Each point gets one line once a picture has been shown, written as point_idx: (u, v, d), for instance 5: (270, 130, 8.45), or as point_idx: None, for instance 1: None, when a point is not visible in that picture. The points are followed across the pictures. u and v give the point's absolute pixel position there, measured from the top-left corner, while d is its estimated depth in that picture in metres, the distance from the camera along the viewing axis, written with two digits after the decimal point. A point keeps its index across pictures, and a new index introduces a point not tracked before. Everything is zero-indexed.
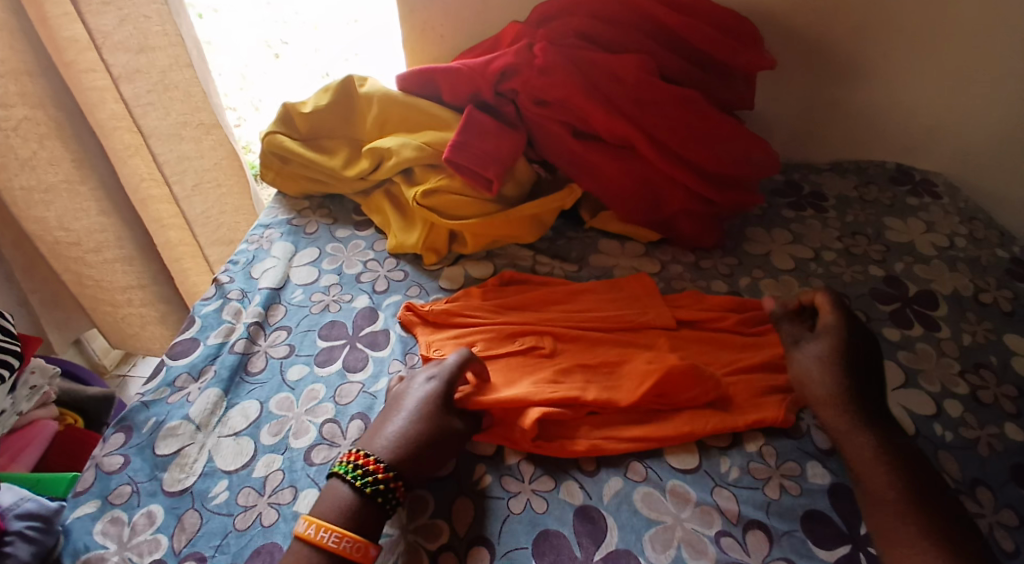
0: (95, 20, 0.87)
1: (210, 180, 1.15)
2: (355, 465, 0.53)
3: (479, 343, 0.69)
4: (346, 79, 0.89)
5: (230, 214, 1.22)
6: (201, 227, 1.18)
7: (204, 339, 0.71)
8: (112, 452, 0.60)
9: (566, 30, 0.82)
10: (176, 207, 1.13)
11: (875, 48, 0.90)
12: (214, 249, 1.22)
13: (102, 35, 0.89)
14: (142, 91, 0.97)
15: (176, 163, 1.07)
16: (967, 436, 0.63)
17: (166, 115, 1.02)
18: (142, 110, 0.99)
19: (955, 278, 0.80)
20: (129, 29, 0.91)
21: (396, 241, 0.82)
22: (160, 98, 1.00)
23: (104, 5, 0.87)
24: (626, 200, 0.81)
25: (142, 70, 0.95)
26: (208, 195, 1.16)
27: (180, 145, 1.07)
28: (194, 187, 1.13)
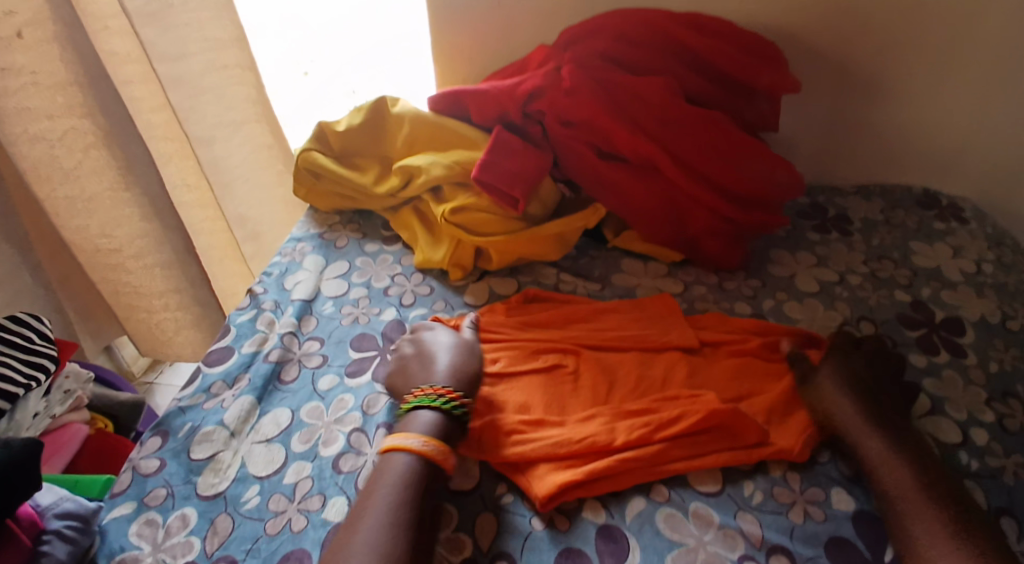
0: (144, 31, 0.94)
1: (240, 177, 1.20)
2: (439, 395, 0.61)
3: (504, 358, 0.70)
4: (379, 99, 0.91)
5: (261, 209, 1.28)
6: (239, 226, 1.25)
7: (238, 348, 0.73)
8: (148, 456, 0.62)
9: (592, 52, 0.84)
10: (218, 208, 1.20)
11: (901, 72, 0.90)
12: (246, 245, 1.28)
13: (150, 45, 0.95)
14: (184, 99, 1.04)
15: (213, 168, 1.14)
16: (993, 464, 0.62)
17: (202, 119, 1.08)
18: (188, 114, 1.05)
19: (983, 303, 0.80)
20: (173, 38, 0.98)
21: (423, 256, 0.84)
22: (200, 101, 1.07)
23: (149, 16, 0.93)
24: (650, 219, 0.82)
25: (184, 77, 1.02)
26: (240, 192, 1.21)
27: (214, 151, 1.13)
28: (227, 183, 1.18)
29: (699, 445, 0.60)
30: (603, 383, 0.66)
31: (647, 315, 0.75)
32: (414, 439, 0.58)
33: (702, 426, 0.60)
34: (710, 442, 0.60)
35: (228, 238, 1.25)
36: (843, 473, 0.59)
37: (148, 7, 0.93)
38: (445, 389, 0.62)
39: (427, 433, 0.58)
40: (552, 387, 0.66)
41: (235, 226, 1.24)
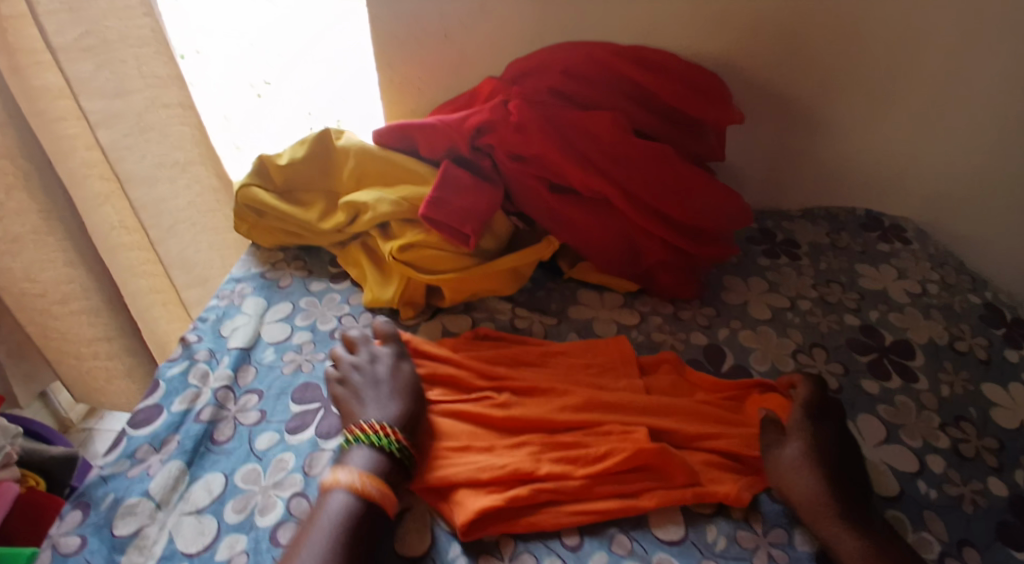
0: (73, 68, 0.88)
1: (185, 220, 1.15)
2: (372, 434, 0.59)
3: (439, 388, 0.69)
4: (322, 132, 0.88)
5: (205, 251, 1.21)
6: (179, 271, 1.18)
7: (168, 406, 0.68)
8: (69, 532, 0.57)
9: (540, 87, 0.82)
10: (152, 254, 1.13)
11: (841, 100, 0.92)
12: (190, 290, 1.22)
13: (81, 82, 0.90)
14: (119, 136, 0.98)
15: (152, 208, 1.07)
16: (950, 493, 0.62)
17: (141, 159, 1.03)
18: (121, 156, 0.99)
19: (930, 326, 0.81)
20: (106, 75, 0.93)
21: (372, 295, 0.80)
22: (137, 140, 1.01)
23: (82, 52, 0.88)
24: (604, 252, 0.81)
25: (119, 115, 0.97)
26: (183, 234, 1.16)
27: (156, 191, 1.07)
28: (170, 228, 1.12)
29: (623, 483, 0.59)
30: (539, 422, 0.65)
31: (592, 350, 0.75)
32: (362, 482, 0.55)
33: (626, 465, 0.59)
34: (637, 483, 0.59)
35: (162, 284, 1.18)
36: None
37: (79, 42, 0.88)
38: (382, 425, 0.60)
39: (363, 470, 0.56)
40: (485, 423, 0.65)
41: (174, 268, 1.17)
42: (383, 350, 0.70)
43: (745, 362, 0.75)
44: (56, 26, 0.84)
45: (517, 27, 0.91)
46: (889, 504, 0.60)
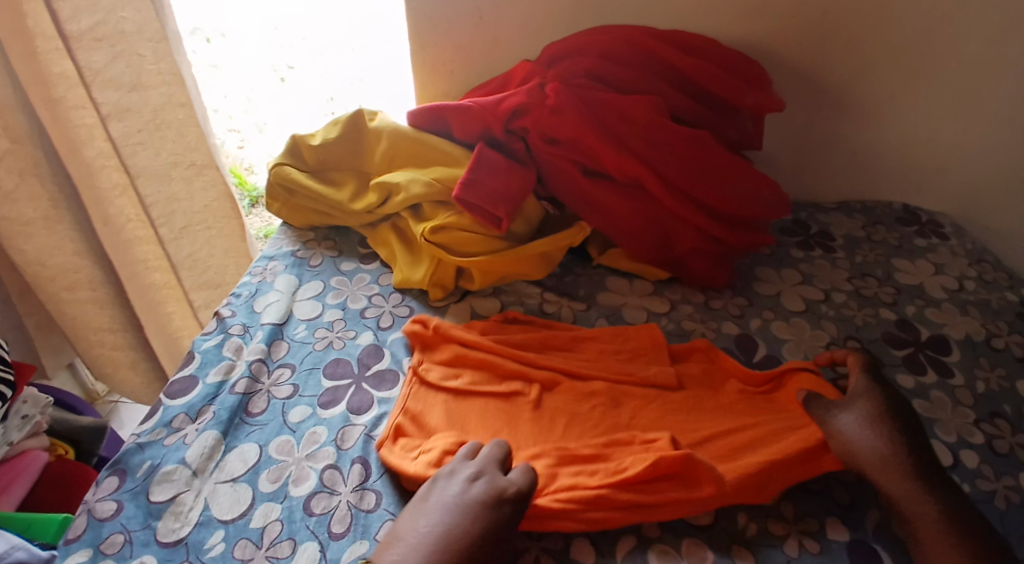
0: (85, 57, 0.87)
1: (199, 223, 1.13)
2: None
3: (466, 374, 0.68)
4: (356, 113, 0.88)
5: (219, 258, 1.21)
6: (187, 271, 1.17)
7: (203, 377, 0.69)
8: (105, 497, 0.58)
9: (577, 70, 0.82)
10: (164, 256, 1.12)
11: (882, 91, 0.90)
12: (199, 293, 1.21)
13: (93, 72, 0.89)
14: (131, 131, 0.97)
15: (164, 204, 1.07)
16: (984, 488, 0.61)
17: (156, 156, 1.02)
18: (131, 150, 0.98)
19: (967, 322, 0.80)
20: (122, 66, 0.91)
21: (403, 276, 0.81)
22: (150, 137, 1.00)
23: (95, 42, 0.87)
24: (635, 238, 0.80)
25: (132, 108, 0.95)
26: (198, 236, 1.15)
27: (167, 189, 1.06)
28: (182, 229, 1.11)
29: (646, 492, 0.55)
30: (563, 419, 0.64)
31: (627, 353, 0.72)
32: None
33: (651, 473, 0.55)
34: (659, 492, 0.55)
35: (173, 286, 1.16)
36: (838, 502, 0.58)
37: (94, 30, 0.86)
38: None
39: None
40: (510, 415, 0.64)
41: (184, 272, 1.16)
42: (495, 474, 0.54)
43: (777, 353, 0.74)
44: (71, 13, 0.84)
45: (553, 8, 0.91)
46: None
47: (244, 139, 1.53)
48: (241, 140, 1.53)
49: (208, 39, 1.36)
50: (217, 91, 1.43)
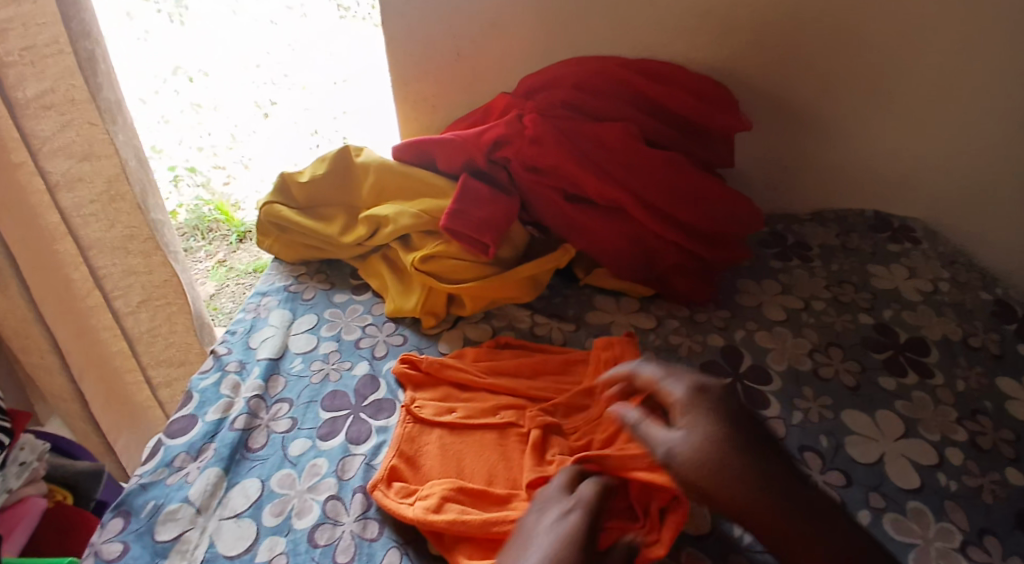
0: (32, 125, 0.82)
1: (159, 297, 1.06)
2: None
3: (460, 409, 0.69)
4: (342, 150, 0.91)
5: (182, 334, 1.13)
6: (145, 347, 1.10)
7: (203, 415, 0.70)
8: (110, 539, 0.58)
9: (554, 101, 0.85)
10: (120, 330, 1.05)
11: (845, 106, 0.95)
12: (158, 369, 1.14)
13: (41, 140, 0.84)
14: (82, 201, 0.91)
15: (121, 276, 1.00)
16: (969, 483, 0.63)
17: (108, 228, 0.96)
18: (82, 221, 0.92)
19: (943, 323, 0.82)
20: (72, 134, 0.86)
21: (394, 305, 0.83)
22: (104, 210, 0.94)
23: (42, 109, 0.82)
24: (619, 258, 0.83)
25: (84, 178, 0.90)
26: (158, 311, 1.08)
27: (124, 262, 1.00)
28: (140, 303, 1.05)
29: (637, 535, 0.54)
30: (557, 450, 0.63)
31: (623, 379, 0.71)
32: None
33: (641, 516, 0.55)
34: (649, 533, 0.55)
35: (133, 366, 1.10)
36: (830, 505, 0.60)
37: (41, 98, 0.81)
38: None
39: None
40: (503, 449, 0.64)
41: (140, 348, 1.10)
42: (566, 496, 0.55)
43: (763, 362, 0.76)
44: (17, 79, 0.78)
45: (528, 41, 0.94)
46: (909, 495, 0.61)
47: (230, 177, 1.55)
48: (227, 176, 1.54)
49: (192, 78, 1.41)
50: (202, 130, 1.48)
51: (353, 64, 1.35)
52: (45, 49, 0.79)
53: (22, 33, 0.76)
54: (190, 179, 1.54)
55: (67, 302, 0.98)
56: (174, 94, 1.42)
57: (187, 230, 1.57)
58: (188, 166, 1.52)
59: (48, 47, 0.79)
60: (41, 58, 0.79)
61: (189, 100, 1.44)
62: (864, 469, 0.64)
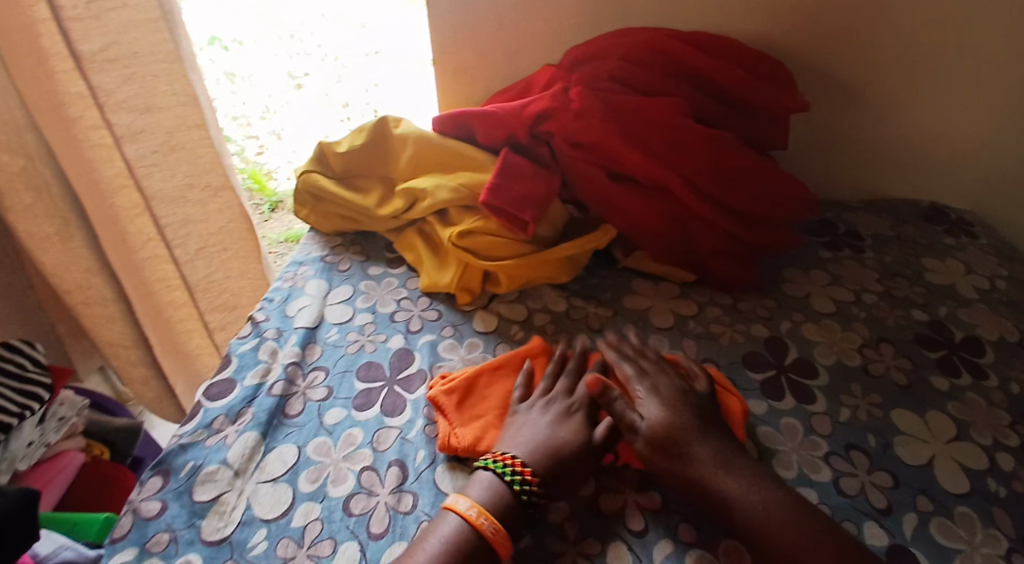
0: (97, 78, 0.82)
1: (215, 245, 1.07)
2: (506, 463, 0.57)
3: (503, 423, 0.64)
4: (381, 120, 0.90)
5: (235, 279, 1.14)
6: (202, 294, 1.10)
7: (240, 380, 0.70)
8: (149, 498, 0.59)
9: (601, 73, 0.82)
10: (179, 278, 1.06)
11: (912, 89, 0.89)
12: (215, 315, 1.15)
13: (106, 93, 0.84)
14: (146, 152, 0.91)
15: (180, 226, 1.01)
16: (1021, 490, 0.60)
17: (171, 177, 0.96)
18: (145, 172, 0.93)
19: (1000, 323, 0.78)
20: (135, 88, 0.86)
21: (430, 280, 0.82)
22: (166, 159, 0.94)
23: (106, 62, 0.82)
24: (658, 240, 0.81)
25: (146, 130, 0.90)
26: (212, 259, 1.08)
27: (183, 211, 1.00)
28: (197, 251, 1.05)
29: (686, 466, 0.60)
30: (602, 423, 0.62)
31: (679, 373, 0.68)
32: (478, 517, 0.53)
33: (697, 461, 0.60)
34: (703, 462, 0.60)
35: (190, 310, 1.11)
36: (875, 506, 0.58)
37: (106, 51, 0.81)
38: (512, 457, 0.57)
39: (481, 503, 0.54)
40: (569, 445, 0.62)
41: (199, 294, 1.10)
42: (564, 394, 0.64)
43: (808, 355, 0.74)
44: (82, 32, 0.78)
45: (577, 14, 0.91)
46: (957, 500, 0.59)
47: (262, 146, 1.54)
48: (260, 146, 1.53)
49: (227, 48, 1.41)
50: (237, 99, 1.48)
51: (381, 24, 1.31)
52: (108, 3, 0.79)
53: None
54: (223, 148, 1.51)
55: (123, 251, 0.98)
56: (211, 62, 1.42)
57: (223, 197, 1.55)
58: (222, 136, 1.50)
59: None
60: (105, 11, 0.79)
61: (225, 68, 1.44)
62: (911, 470, 0.61)
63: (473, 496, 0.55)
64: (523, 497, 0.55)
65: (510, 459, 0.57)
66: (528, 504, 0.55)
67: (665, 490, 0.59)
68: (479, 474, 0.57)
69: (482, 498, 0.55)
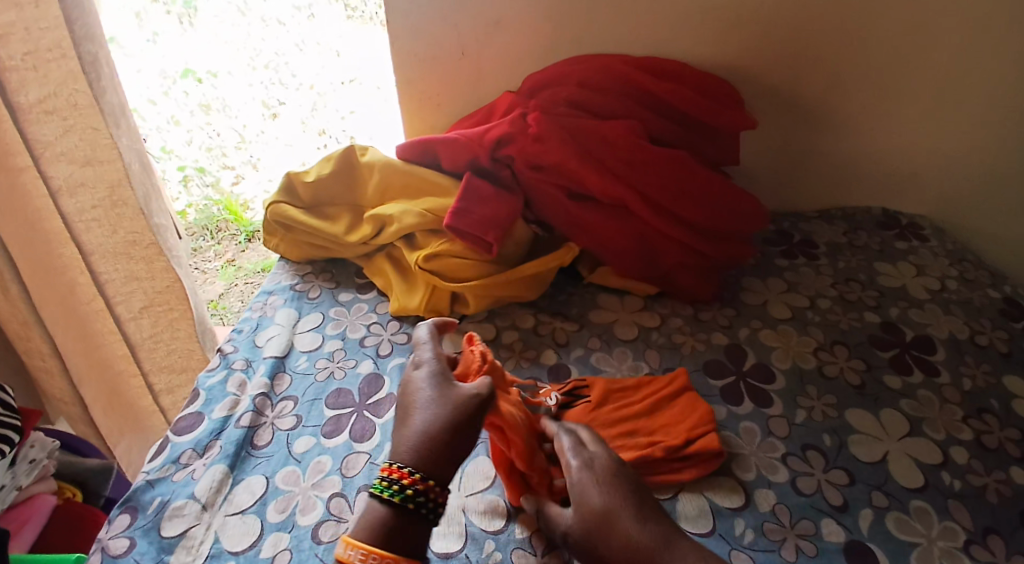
0: (35, 129, 0.84)
1: (161, 304, 1.08)
2: (390, 480, 0.51)
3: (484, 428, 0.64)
4: (347, 149, 0.92)
5: (183, 340, 1.14)
6: (146, 354, 1.12)
7: (209, 413, 0.71)
8: (117, 535, 0.60)
9: (558, 99, 0.86)
10: (121, 335, 1.07)
11: (849, 103, 0.94)
12: (160, 376, 1.16)
13: (44, 145, 0.85)
14: (85, 206, 0.93)
15: (123, 282, 1.03)
16: (974, 483, 0.63)
17: (111, 234, 0.97)
18: (84, 226, 0.94)
19: (950, 320, 0.82)
20: (75, 139, 0.87)
21: (399, 303, 0.83)
22: (107, 215, 0.96)
23: (46, 114, 0.83)
24: (621, 256, 0.83)
25: (86, 184, 0.91)
26: (159, 317, 1.09)
27: (126, 268, 1.02)
28: (142, 309, 1.07)
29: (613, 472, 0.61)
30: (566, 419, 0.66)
31: (652, 377, 0.73)
32: (347, 549, 0.48)
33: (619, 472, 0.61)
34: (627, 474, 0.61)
35: (135, 371, 1.13)
36: (832, 503, 0.60)
37: (44, 103, 0.83)
38: (399, 470, 0.52)
39: (367, 539, 0.49)
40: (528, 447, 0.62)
41: (142, 354, 1.12)
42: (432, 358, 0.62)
43: (766, 361, 0.76)
44: (19, 83, 0.80)
45: (532, 40, 0.95)
46: (913, 494, 0.61)
47: (239, 177, 1.56)
48: (236, 177, 1.56)
49: (201, 79, 1.44)
50: (212, 131, 1.50)
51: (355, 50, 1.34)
52: (48, 54, 0.81)
53: (23, 38, 0.78)
54: (199, 179, 1.54)
55: (68, 307, 0.99)
56: (184, 94, 1.45)
57: (196, 230, 1.56)
58: (196, 167, 1.53)
59: (50, 52, 0.81)
60: (43, 62, 0.80)
61: (198, 101, 1.47)
62: (867, 467, 0.64)
63: (360, 535, 0.50)
64: (418, 507, 0.51)
65: (397, 475, 0.51)
66: (423, 509, 0.51)
67: None
68: (371, 503, 0.51)
69: (370, 534, 0.49)
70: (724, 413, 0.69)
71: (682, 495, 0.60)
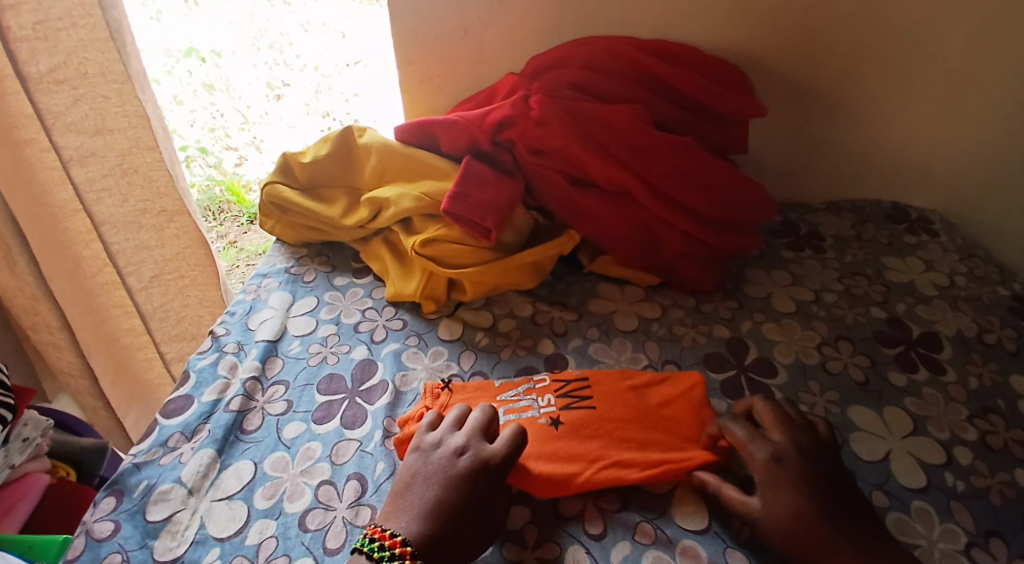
0: (45, 100, 0.82)
1: (170, 271, 1.09)
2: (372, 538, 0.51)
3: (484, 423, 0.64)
4: (346, 130, 0.90)
5: (193, 307, 1.17)
6: (157, 323, 1.12)
7: (199, 396, 0.70)
8: (103, 518, 0.58)
9: (562, 81, 0.83)
10: (133, 306, 1.06)
11: (864, 92, 0.91)
12: (171, 345, 1.17)
13: (55, 115, 0.84)
14: (96, 176, 0.92)
15: (134, 252, 1.02)
16: (978, 484, 0.61)
17: (121, 203, 0.97)
18: (95, 197, 0.93)
19: (957, 318, 0.80)
20: (85, 109, 0.87)
21: (395, 289, 0.82)
22: (116, 184, 0.95)
23: (55, 84, 0.82)
24: (623, 245, 0.81)
25: (96, 154, 0.90)
26: (168, 286, 1.10)
27: (137, 237, 1.02)
28: (152, 278, 1.07)
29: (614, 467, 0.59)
30: (567, 420, 0.62)
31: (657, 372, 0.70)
32: None
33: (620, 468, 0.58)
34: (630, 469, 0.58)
35: (145, 343, 1.11)
36: None
37: (54, 72, 0.81)
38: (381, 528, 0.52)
39: None
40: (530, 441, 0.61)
41: (155, 324, 1.12)
42: (481, 443, 0.57)
43: (768, 355, 0.74)
44: (29, 53, 0.78)
45: (536, 20, 0.92)
46: (914, 495, 0.60)
47: (242, 158, 1.53)
48: (239, 158, 1.53)
49: (205, 58, 1.42)
50: (214, 111, 1.48)
51: (359, 33, 1.31)
52: (58, 24, 0.80)
53: (34, 8, 0.77)
54: (201, 160, 1.50)
55: (76, 280, 0.96)
56: (187, 74, 1.43)
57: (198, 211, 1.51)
58: (199, 147, 1.49)
59: (60, 21, 0.80)
60: (54, 32, 0.80)
61: (202, 81, 1.45)
62: (869, 466, 0.62)
63: None
64: None
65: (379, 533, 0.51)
66: None
67: (626, 494, 0.59)
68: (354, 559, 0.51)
69: None
70: (724, 408, 0.68)
71: (678, 493, 0.59)
